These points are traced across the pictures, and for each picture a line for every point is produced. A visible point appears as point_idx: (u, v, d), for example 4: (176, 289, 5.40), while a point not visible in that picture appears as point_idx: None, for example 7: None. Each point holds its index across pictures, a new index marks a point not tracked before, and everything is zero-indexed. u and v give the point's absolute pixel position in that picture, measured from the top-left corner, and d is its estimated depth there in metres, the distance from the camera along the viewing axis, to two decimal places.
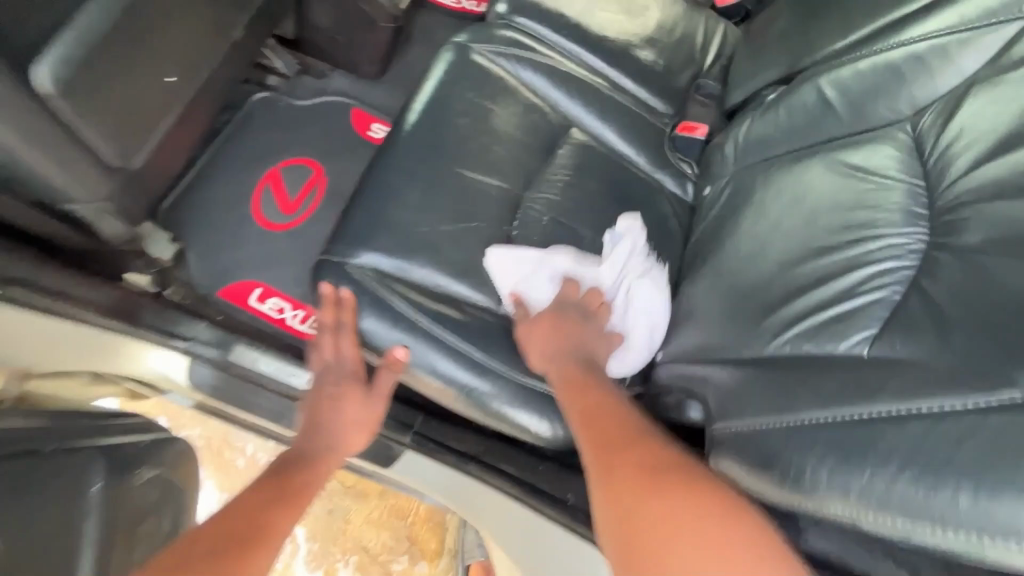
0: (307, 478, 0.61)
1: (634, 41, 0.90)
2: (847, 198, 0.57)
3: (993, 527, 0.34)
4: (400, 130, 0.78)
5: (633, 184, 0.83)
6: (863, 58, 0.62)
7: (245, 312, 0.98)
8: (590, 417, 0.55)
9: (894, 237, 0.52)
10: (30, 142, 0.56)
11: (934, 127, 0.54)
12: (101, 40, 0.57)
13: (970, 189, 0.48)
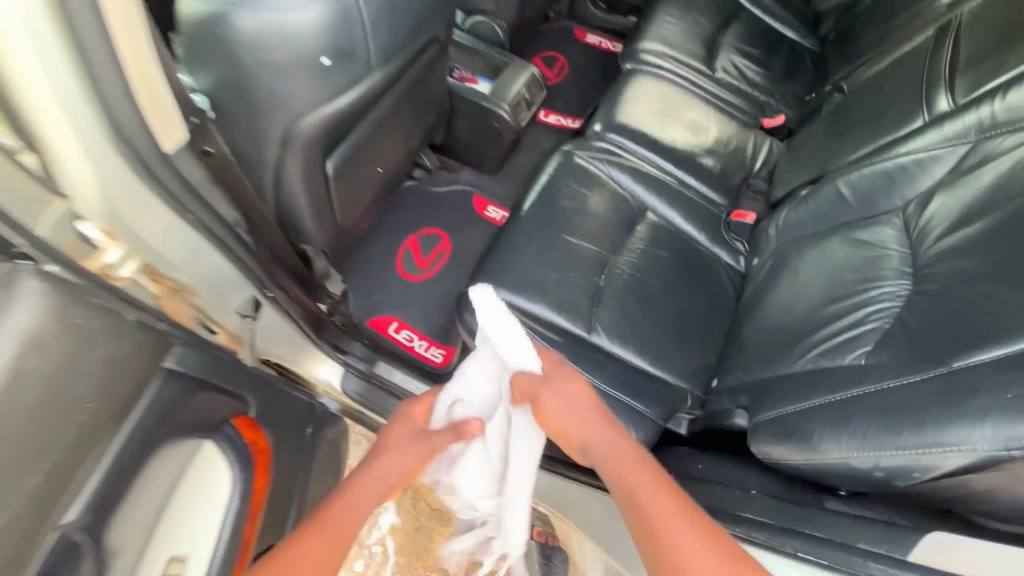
0: (353, 494, 0.67)
1: (697, 151, 1.19)
2: (856, 261, 0.79)
3: (925, 442, 0.52)
4: (522, 206, 1.09)
5: (695, 255, 1.09)
6: (867, 167, 0.86)
7: (385, 339, 1.29)
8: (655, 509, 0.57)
9: (889, 285, 0.73)
10: (310, 207, 0.90)
11: (915, 214, 0.76)
12: (358, 147, 0.91)
13: (937, 251, 0.68)
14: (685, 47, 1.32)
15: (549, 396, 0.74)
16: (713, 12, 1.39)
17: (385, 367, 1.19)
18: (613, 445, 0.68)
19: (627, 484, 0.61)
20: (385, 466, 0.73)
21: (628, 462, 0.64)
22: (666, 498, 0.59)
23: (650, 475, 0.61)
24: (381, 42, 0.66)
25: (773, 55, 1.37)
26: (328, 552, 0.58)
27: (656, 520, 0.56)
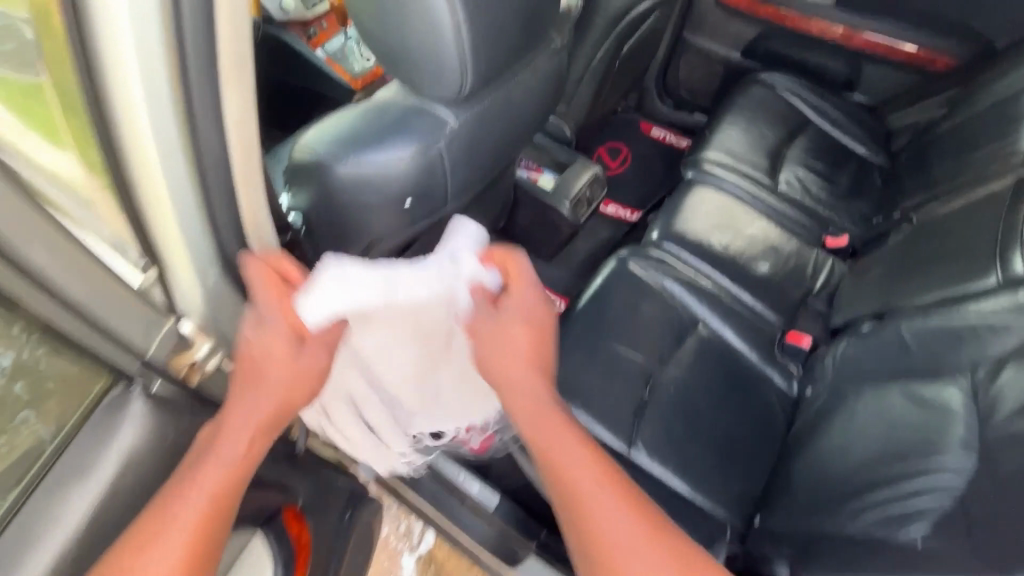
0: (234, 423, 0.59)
1: (754, 266, 1.19)
2: (916, 421, 0.76)
3: None
4: (575, 305, 1.12)
5: (746, 374, 1.07)
6: (929, 320, 0.85)
7: None
8: (568, 472, 0.63)
9: (951, 459, 0.69)
10: None
11: (984, 380, 0.74)
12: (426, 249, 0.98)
13: (1009, 434, 0.66)
14: (747, 158, 1.35)
15: (486, 335, 0.72)
16: (778, 125, 1.40)
17: None
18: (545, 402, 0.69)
19: (545, 444, 0.66)
20: (270, 402, 0.61)
21: (545, 418, 0.68)
22: (584, 461, 0.64)
23: (581, 448, 0.65)
24: (463, 180, 0.74)
25: (839, 170, 1.37)
26: (229, 478, 0.57)
27: (573, 483, 0.63)
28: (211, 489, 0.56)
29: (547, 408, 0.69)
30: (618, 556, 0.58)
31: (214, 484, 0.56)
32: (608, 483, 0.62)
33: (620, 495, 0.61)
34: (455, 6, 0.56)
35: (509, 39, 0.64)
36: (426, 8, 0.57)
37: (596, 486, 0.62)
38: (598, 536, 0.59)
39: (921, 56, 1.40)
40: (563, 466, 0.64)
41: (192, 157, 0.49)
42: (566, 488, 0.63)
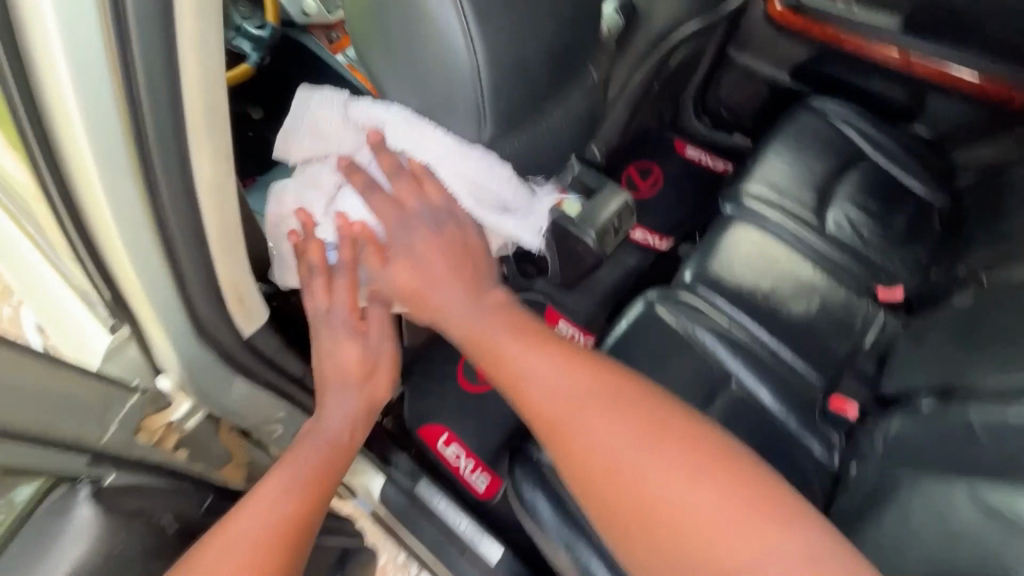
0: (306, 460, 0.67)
1: (798, 319, 1.08)
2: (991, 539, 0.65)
3: None
4: (604, 342, 1.04)
5: (781, 441, 0.98)
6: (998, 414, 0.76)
7: (432, 451, 1.21)
8: (547, 395, 0.61)
9: None
10: None
11: None
12: None
13: None
14: (793, 194, 1.23)
15: (403, 267, 0.68)
16: (831, 157, 1.28)
17: (427, 487, 1.14)
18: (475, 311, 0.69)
19: (516, 384, 0.64)
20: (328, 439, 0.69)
21: (500, 344, 0.66)
22: (565, 380, 0.62)
23: (539, 355, 0.64)
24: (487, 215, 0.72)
25: (896, 211, 1.24)
26: (301, 503, 0.62)
27: (549, 421, 0.60)
28: (280, 509, 0.61)
29: (492, 336, 0.67)
30: (603, 458, 0.56)
31: (281, 507, 0.61)
32: (607, 403, 0.59)
33: (590, 389, 0.61)
34: None
35: (534, 74, 0.60)
36: None
37: (590, 403, 0.60)
38: (569, 439, 0.58)
39: (992, 90, 1.25)
40: (521, 374, 0.63)
41: (163, 233, 0.42)
42: (534, 405, 0.62)
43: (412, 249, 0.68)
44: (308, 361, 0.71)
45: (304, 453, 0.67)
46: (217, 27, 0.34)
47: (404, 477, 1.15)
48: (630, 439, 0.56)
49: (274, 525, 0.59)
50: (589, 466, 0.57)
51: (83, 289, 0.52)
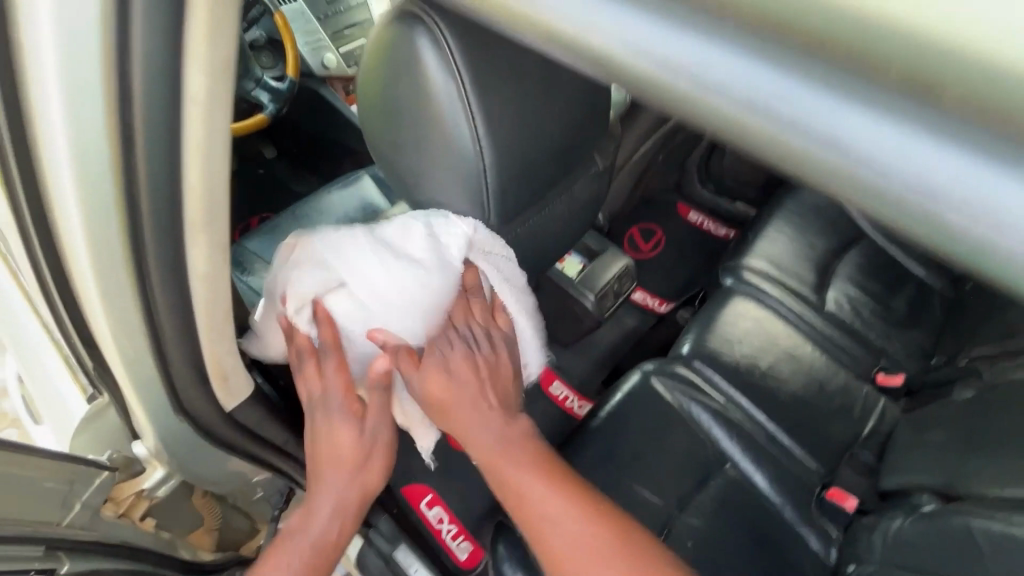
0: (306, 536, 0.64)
1: (796, 402, 1.06)
2: None
3: None
4: (596, 414, 1.01)
5: (776, 531, 0.94)
6: (990, 522, 0.73)
7: (415, 512, 1.13)
8: (554, 517, 0.64)
9: None
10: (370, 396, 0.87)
11: None
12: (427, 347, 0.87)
13: None
14: (794, 271, 1.22)
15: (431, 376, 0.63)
16: (832, 236, 1.28)
17: (404, 554, 1.08)
18: (499, 440, 0.67)
19: (521, 496, 0.66)
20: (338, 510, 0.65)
21: (518, 461, 0.67)
22: (576, 507, 0.65)
23: (557, 493, 0.65)
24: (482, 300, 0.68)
25: (895, 293, 1.23)
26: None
27: (544, 527, 0.64)
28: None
29: (512, 454, 0.66)
30: None
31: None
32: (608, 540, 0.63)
33: (609, 551, 0.63)
34: (480, 143, 0.52)
35: (546, 168, 0.60)
36: (449, 141, 0.53)
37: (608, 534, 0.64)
38: (542, 534, 0.64)
39: None
40: (534, 511, 0.65)
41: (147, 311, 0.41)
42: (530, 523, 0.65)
43: (444, 358, 0.64)
44: (295, 432, 0.69)
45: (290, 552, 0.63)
46: (224, 134, 0.34)
47: (384, 542, 1.10)
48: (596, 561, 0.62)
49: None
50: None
51: (70, 348, 0.52)
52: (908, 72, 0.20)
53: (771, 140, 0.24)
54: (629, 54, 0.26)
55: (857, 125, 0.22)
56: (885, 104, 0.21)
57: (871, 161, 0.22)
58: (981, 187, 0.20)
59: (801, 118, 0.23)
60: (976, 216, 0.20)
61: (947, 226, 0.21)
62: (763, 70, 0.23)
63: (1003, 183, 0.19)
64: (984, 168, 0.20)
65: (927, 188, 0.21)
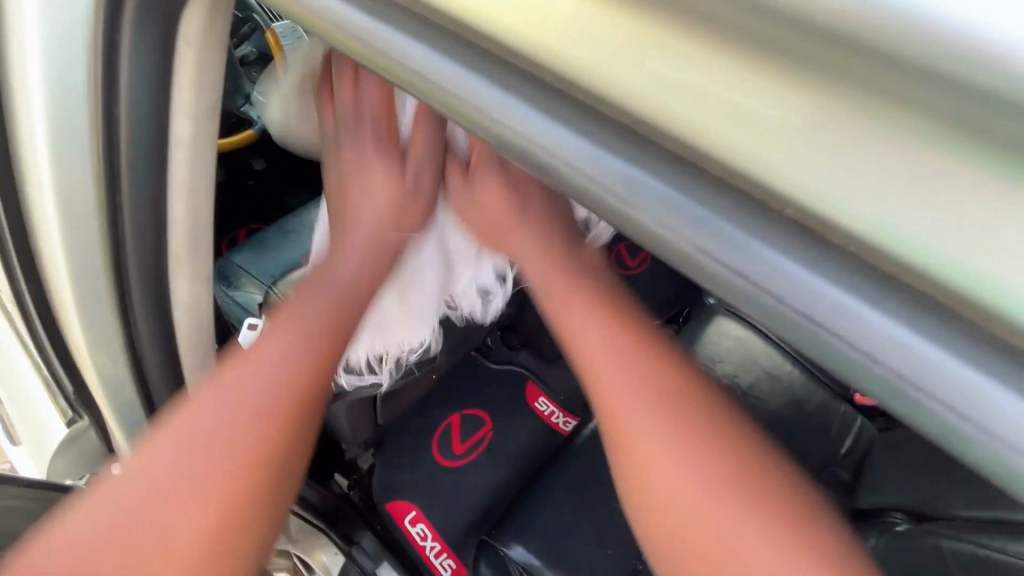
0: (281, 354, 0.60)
1: (775, 420, 1.08)
2: None
3: None
4: None
5: None
6: (976, 544, 0.74)
7: (398, 528, 1.13)
8: (623, 386, 0.56)
9: None
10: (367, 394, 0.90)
11: None
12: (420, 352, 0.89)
13: None
14: None
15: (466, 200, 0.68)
16: None
17: (387, 572, 1.11)
18: (584, 314, 0.61)
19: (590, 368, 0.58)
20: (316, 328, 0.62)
21: (593, 332, 0.60)
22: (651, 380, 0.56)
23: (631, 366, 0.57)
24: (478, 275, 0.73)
25: None
26: (261, 398, 0.57)
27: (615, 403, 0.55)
28: (229, 405, 0.56)
29: (584, 321, 0.61)
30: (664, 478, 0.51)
31: (229, 417, 0.55)
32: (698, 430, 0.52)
33: (695, 439, 0.52)
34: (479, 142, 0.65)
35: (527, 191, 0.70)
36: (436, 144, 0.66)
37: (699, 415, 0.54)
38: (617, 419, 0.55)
39: None
40: (606, 390, 0.56)
41: None
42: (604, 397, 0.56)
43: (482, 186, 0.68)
44: None
45: (255, 363, 0.59)
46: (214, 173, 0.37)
47: (367, 559, 1.11)
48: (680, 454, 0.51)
49: (229, 451, 0.54)
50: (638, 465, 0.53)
51: None
52: (820, 235, 0.27)
53: (713, 270, 0.30)
54: (606, 191, 0.32)
55: (787, 277, 0.28)
56: (815, 270, 0.28)
57: (813, 316, 0.28)
58: (920, 364, 0.26)
59: (759, 267, 0.29)
60: (922, 387, 0.26)
61: (858, 362, 0.28)
62: (724, 224, 0.29)
63: (904, 335, 0.26)
64: (916, 342, 0.26)
65: (849, 334, 0.27)
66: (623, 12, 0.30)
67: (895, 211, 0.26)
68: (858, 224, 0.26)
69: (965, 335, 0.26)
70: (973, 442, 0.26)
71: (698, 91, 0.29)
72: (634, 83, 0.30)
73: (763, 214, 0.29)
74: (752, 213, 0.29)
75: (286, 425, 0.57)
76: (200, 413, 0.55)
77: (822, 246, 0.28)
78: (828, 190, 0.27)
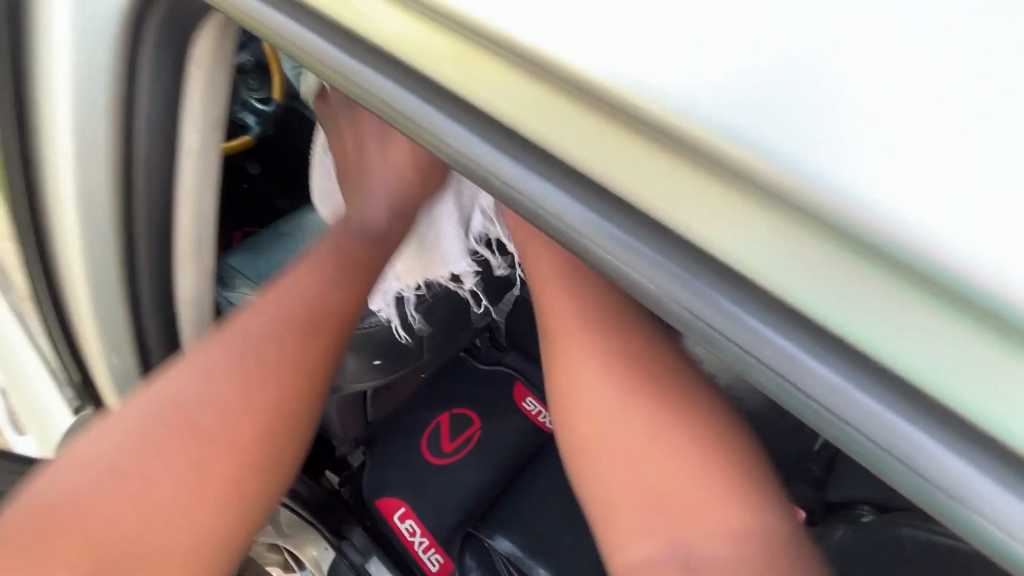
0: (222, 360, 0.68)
1: None
2: None
3: None
4: None
5: None
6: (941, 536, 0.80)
7: (387, 524, 1.16)
8: (578, 370, 0.67)
9: None
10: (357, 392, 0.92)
11: None
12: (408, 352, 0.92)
13: None
14: None
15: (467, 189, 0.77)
16: None
17: (376, 566, 1.13)
18: (571, 310, 0.70)
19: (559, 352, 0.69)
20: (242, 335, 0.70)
21: (567, 325, 0.69)
22: (613, 373, 0.65)
23: (596, 355, 0.66)
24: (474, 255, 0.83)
25: None
26: (199, 400, 0.65)
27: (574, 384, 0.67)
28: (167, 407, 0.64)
29: (565, 317, 0.69)
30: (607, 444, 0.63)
31: (155, 414, 0.64)
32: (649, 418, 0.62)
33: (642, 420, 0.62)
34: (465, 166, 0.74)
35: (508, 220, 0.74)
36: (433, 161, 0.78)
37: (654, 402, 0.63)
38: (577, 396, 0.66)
39: None
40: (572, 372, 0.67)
41: None
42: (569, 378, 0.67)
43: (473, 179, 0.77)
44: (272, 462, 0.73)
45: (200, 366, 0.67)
46: None
47: (356, 554, 1.13)
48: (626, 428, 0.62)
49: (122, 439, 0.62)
50: (589, 431, 0.64)
51: None
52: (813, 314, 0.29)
53: (723, 346, 0.32)
54: (615, 263, 0.34)
55: (798, 362, 0.30)
56: (820, 350, 0.29)
57: (825, 401, 0.29)
58: (920, 447, 0.28)
59: (760, 344, 0.30)
60: (923, 471, 0.28)
61: (850, 435, 0.29)
62: (735, 306, 0.31)
63: (893, 419, 0.28)
64: (923, 435, 0.28)
65: (843, 411, 0.29)
66: (622, 132, 0.32)
67: (882, 336, 0.28)
68: (857, 331, 0.28)
69: (942, 422, 0.27)
70: (955, 516, 0.27)
71: (707, 203, 0.31)
72: (650, 195, 0.32)
73: (759, 286, 0.30)
74: (751, 298, 0.30)
75: (227, 418, 0.65)
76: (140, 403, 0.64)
77: (819, 330, 0.29)
78: (809, 282, 0.29)
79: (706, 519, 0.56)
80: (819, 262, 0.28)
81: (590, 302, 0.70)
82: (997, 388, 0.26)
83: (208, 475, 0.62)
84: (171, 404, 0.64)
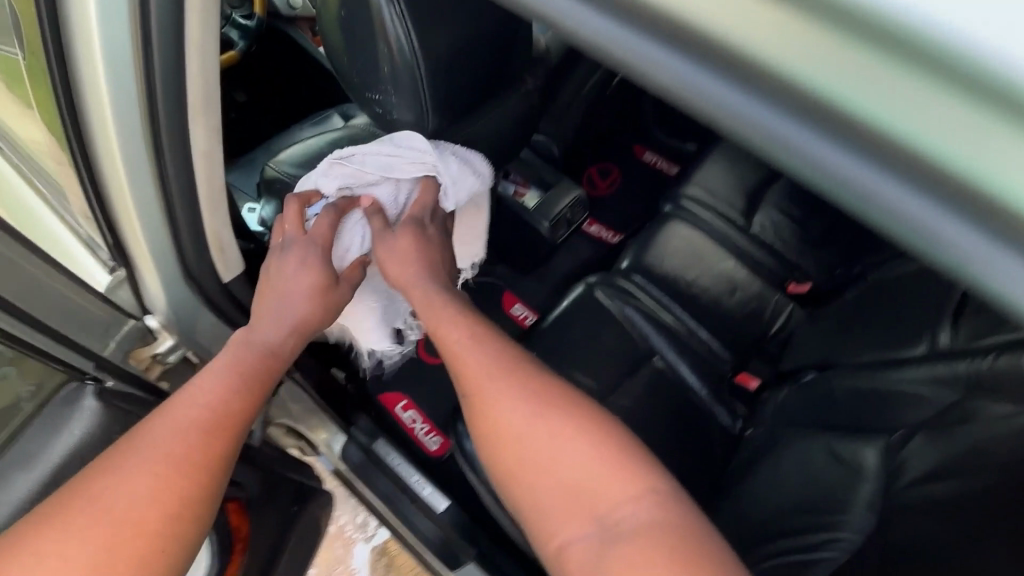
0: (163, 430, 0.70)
1: (717, 306, 1.22)
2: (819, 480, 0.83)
3: None
4: (542, 322, 1.18)
5: (693, 411, 1.12)
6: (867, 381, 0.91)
7: (391, 415, 1.30)
8: (479, 387, 0.73)
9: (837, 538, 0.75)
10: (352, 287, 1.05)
11: (893, 462, 0.77)
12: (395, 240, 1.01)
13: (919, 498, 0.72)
14: (726, 199, 1.31)
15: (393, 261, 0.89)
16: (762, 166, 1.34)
17: (383, 445, 1.25)
18: (475, 343, 0.78)
19: (470, 375, 0.75)
20: (184, 405, 0.73)
21: (472, 357, 0.76)
22: (515, 391, 0.71)
23: (502, 376, 0.73)
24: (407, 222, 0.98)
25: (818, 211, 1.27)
26: (137, 467, 0.66)
27: (479, 399, 0.73)
28: (108, 476, 0.66)
29: (468, 355, 0.76)
30: (516, 448, 0.68)
31: (95, 482, 0.65)
32: (561, 432, 0.67)
33: (550, 432, 0.67)
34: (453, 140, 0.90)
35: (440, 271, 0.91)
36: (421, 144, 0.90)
37: (562, 417, 0.68)
38: (488, 410, 0.71)
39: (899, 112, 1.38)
40: (480, 391, 0.73)
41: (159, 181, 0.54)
42: (477, 390, 0.73)
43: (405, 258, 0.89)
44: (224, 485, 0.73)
45: (144, 435, 0.69)
46: None
47: (363, 436, 1.25)
48: (535, 433, 0.67)
49: (57, 512, 0.63)
50: (498, 438, 0.70)
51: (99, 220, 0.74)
52: (781, 52, 0.28)
53: (731, 121, 0.31)
54: (608, 43, 0.33)
55: (793, 132, 0.29)
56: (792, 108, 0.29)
57: (825, 164, 0.29)
58: (909, 204, 0.28)
59: (754, 111, 0.30)
60: (927, 221, 0.28)
61: (858, 193, 0.29)
62: (717, 79, 0.30)
63: (866, 169, 0.28)
64: (902, 181, 0.28)
65: (851, 179, 0.29)
66: None
67: (878, 107, 0.26)
68: (831, 69, 0.27)
69: None
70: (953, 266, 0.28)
71: None
72: None
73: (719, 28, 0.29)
74: (720, 61, 0.30)
75: (163, 482, 0.66)
76: (86, 474, 0.66)
77: (789, 98, 0.29)
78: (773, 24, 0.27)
79: (613, 510, 0.61)
80: (817, 43, 0.26)
81: (486, 343, 0.78)
82: (989, 150, 0.24)
83: (141, 535, 0.64)
84: (113, 469, 0.66)
